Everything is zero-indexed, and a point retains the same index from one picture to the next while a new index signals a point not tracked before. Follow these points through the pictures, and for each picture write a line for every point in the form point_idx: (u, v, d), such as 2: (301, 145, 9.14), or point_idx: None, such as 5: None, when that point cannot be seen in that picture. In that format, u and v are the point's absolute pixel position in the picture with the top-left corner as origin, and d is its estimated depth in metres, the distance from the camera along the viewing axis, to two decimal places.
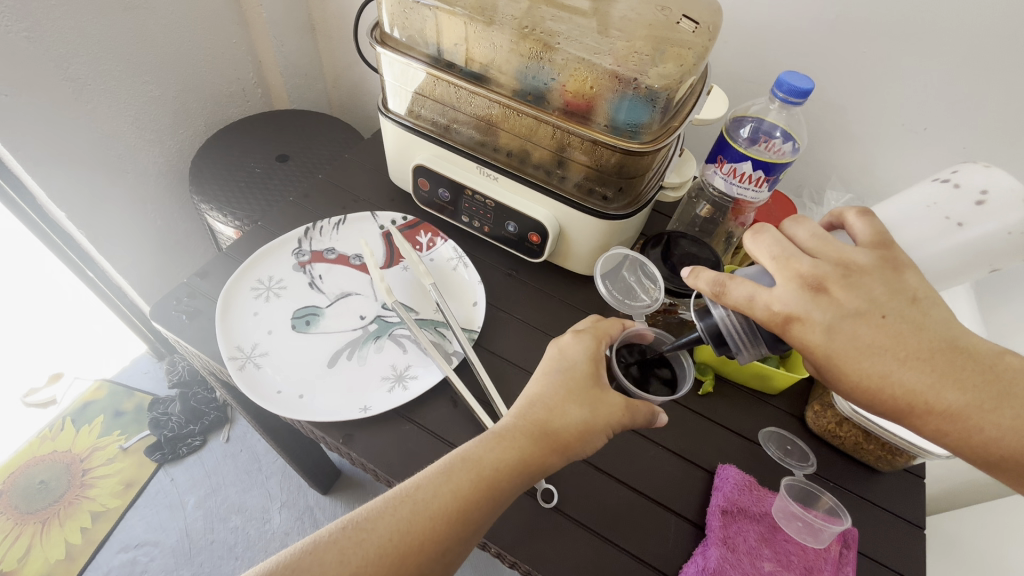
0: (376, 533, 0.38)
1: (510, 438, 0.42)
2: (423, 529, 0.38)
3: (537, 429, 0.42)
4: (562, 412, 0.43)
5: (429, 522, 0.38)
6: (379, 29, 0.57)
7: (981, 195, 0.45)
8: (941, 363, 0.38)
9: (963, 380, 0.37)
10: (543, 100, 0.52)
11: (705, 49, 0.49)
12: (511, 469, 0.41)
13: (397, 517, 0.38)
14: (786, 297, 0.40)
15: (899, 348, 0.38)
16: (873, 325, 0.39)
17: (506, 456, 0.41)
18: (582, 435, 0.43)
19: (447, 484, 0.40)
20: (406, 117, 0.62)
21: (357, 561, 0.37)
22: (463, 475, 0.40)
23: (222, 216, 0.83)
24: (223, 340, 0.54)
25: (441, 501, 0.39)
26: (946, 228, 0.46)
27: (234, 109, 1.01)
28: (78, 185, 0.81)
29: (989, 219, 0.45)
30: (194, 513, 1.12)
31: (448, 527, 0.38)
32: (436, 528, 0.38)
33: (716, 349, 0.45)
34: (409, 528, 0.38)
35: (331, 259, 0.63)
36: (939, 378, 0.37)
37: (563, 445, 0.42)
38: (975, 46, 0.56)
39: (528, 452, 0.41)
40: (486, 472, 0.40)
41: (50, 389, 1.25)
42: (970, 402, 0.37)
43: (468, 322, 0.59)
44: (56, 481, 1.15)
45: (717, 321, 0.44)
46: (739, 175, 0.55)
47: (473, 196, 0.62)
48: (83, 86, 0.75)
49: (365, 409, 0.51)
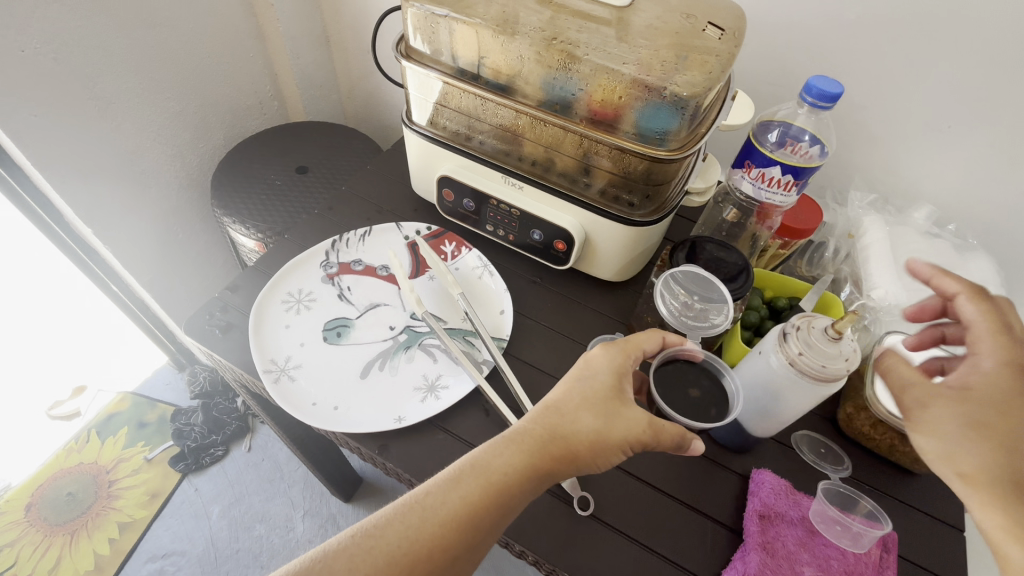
0: (385, 540, 0.38)
1: (520, 442, 0.42)
2: (429, 536, 0.38)
3: (547, 434, 0.43)
4: (574, 418, 0.44)
5: (437, 528, 0.39)
6: (403, 42, 0.58)
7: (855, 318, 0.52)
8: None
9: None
10: (569, 110, 0.53)
11: (732, 55, 0.49)
12: (520, 477, 0.41)
13: (405, 525, 0.39)
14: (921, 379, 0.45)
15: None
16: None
17: (516, 461, 0.41)
18: (591, 443, 0.43)
19: (457, 490, 0.40)
20: (428, 128, 0.63)
21: (365, 569, 0.37)
22: (473, 482, 0.40)
23: (244, 229, 0.85)
24: (258, 353, 0.55)
25: (451, 507, 0.39)
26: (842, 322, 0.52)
27: (252, 122, 1.03)
28: (103, 201, 0.83)
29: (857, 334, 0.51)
30: (219, 523, 1.14)
31: (456, 534, 0.39)
32: (445, 534, 0.39)
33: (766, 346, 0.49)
34: (419, 535, 0.38)
35: (358, 270, 0.64)
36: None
37: (573, 453, 0.43)
38: (999, 40, 0.55)
39: (538, 459, 0.42)
40: (496, 478, 0.41)
41: (74, 402, 1.28)
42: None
43: (497, 331, 0.60)
44: (84, 492, 1.16)
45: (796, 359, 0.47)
46: (767, 179, 0.55)
47: (498, 205, 0.62)
48: (108, 104, 0.76)
49: (400, 419, 0.52)
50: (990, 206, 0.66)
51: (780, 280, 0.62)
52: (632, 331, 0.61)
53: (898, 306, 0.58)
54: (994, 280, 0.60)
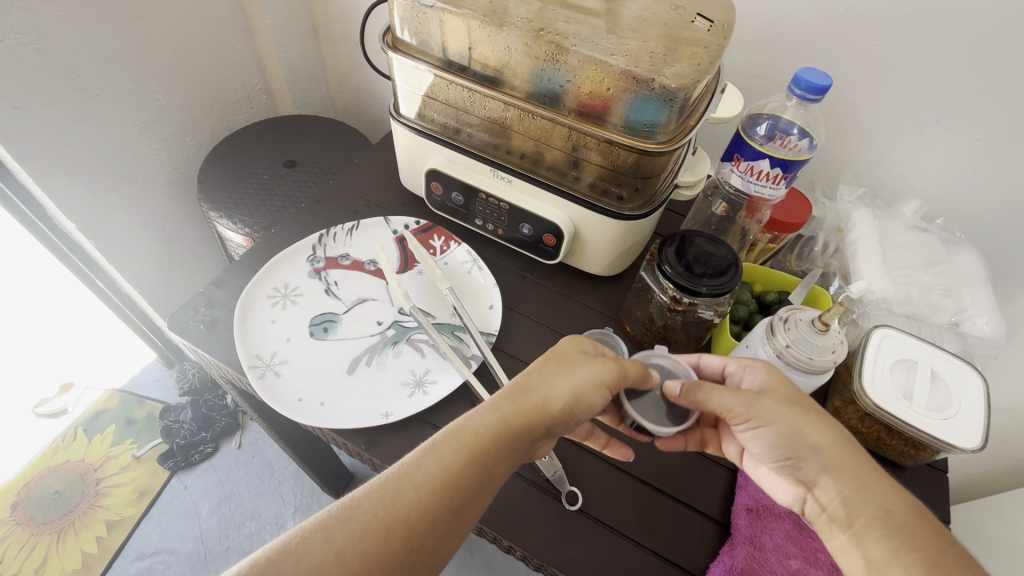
0: (362, 509, 0.36)
1: (493, 406, 0.41)
2: (406, 502, 0.37)
3: (520, 399, 0.42)
4: (546, 386, 0.43)
5: (413, 492, 0.37)
6: (390, 33, 0.57)
7: (837, 345, 0.43)
8: (922, 537, 0.36)
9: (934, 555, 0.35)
10: (557, 102, 0.52)
11: (721, 48, 0.49)
12: (494, 438, 0.40)
13: (382, 493, 0.37)
14: (745, 414, 0.42)
15: (854, 474, 0.39)
16: (817, 454, 0.40)
17: (490, 422, 0.40)
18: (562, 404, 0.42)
19: (431, 456, 0.38)
20: (416, 121, 0.62)
21: (343, 540, 0.35)
22: (447, 447, 0.39)
23: (232, 223, 0.84)
24: (243, 349, 0.54)
25: (426, 472, 0.38)
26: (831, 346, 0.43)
27: (240, 116, 1.01)
28: (87, 195, 0.81)
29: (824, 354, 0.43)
30: (209, 520, 1.13)
31: (434, 500, 0.37)
32: (422, 499, 0.37)
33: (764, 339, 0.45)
34: (395, 502, 0.37)
35: (346, 265, 0.63)
36: (882, 527, 0.37)
37: (546, 415, 0.42)
38: (988, 35, 0.55)
39: (512, 423, 0.41)
40: (471, 440, 0.39)
41: (61, 398, 1.26)
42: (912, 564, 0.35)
43: (486, 326, 0.59)
44: (71, 491, 1.15)
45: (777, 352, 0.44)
46: (757, 172, 0.54)
47: (487, 199, 0.61)
48: (91, 96, 0.75)
49: (387, 415, 0.51)
50: (977, 200, 0.66)
51: (771, 275, 0.62)
52: (622, 325, 0.61)
53: (885, 300, 0.58)
54: (981, 274, 0.60)
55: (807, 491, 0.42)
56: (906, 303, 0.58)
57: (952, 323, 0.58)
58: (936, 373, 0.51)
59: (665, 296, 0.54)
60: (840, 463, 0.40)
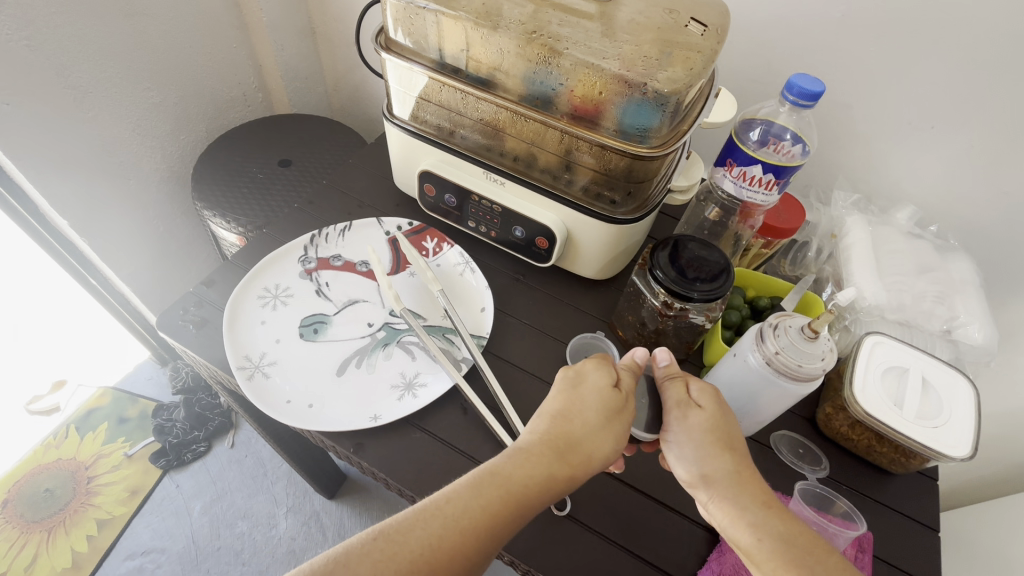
0: (408, 545, 0.37)
1: (540, 455, 0.41)
2: (451, 549, 0.37)
3: (563, 446, 0.42)
4: (589, 433, 0.43)
5: (461, 537, 0.37)
6: (383, 34, 0.56)
7: (827, 353, 0.42)
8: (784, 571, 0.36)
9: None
10: (550, 105, 0.52)
11: (714, 52, 0.49)
12: (540, 489, 0.40)
13: (429, 531, 0.37)
14: (669, 425, 0.44)
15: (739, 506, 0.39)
16: (711, 484, 0.41)
17: (537, 474, 0.40)
18: (602, 456, 0.43)
19: (477, 499, 0.39)
20: (410, 122, 0.62)
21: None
22: (493, 492, 0.39)
23: (225, 222, 0.83)
24: (231, 350, 0.54)
25: (473, 517, 0.38)
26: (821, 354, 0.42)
27: (235, 113, 1.01)
28: (80, 192, 0.81)
29: (813, 362, 0.41)
30: (200, 519, 1.13)
31: (479, 543, 0.38)
32: (466, 542, 0.37)
33: (753, 347, 0.44)
34: (441, 543, 0.37)
35: (337, 265, 0.63)
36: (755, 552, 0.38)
37: (587, 466, 0.42)
38: (984, 41, 0.55)
39: (556, 470, 0.41)
40: (516, 492, 0.39)
41: (53, 396, 1.26)
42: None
43: (477, 329, 0.59)
44: (62, 489, 1.15)
45: (765, 359, 0.43)
46: (749, 178, 0.54)
47: (479, 201, 0.61)
48: (84, 93, 0.74)
49: (375, 418, 0.51)
50: (971, 207, 0.66)
51: (764, 281, 0.62)
52: (614, 329, 0.61)
53: (877, 307, 0.57)
54: (974, 282, 0.60)
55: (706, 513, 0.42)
56: (898, 310, 0.58)
57: (944, 330, 0.57)
58: (926, 381, 0.51)
59: (657, 301, 0.53)
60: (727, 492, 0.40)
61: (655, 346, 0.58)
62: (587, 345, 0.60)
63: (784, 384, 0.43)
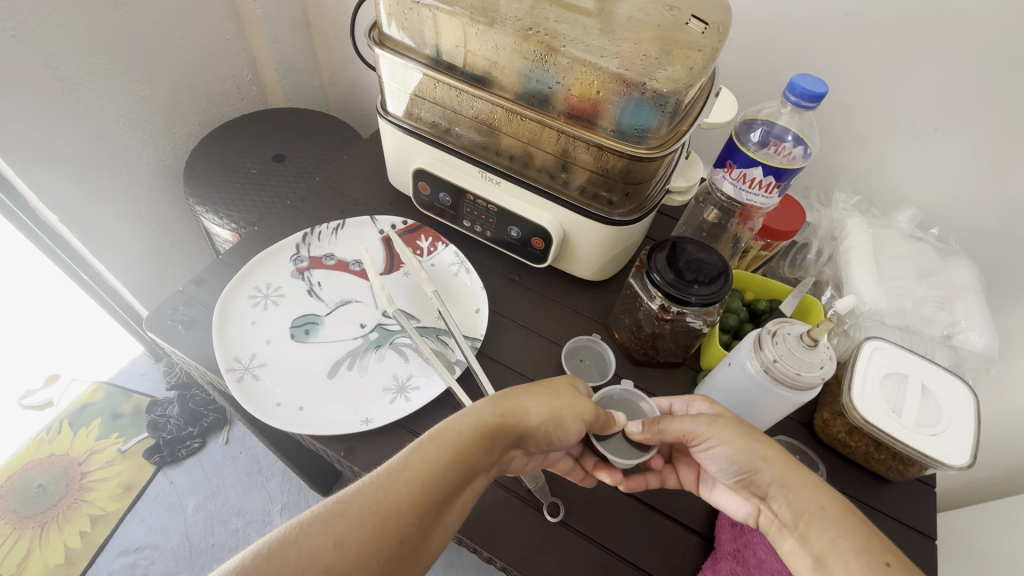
0: (355, 502, 0.34)
1: (473, 408, 0.40)
2: (398, 499, 0.35)
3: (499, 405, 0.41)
4: (523, 393, 0.43)
5: (406, 488, 0.35)
6: (376, 28, 0.55)
7: (824, 364, 0.41)
8: (866, 531, 0.36)
9: (865, 542, 0.35)
10: (547, 104, 0.50)
11: (715, 51, 0.47)
12: (477, 437, 0.39)
13: (375, 486, 0.35)
14: (704, 433, 0.42)
15: (797, 480, 0.39)
16: (768, 467, 0.40)
17: (472, 422, 0.39)
18: (535, 411, 0.42)
19: (417, 453, 0.37)
20: (404, 119, 0.60)
21: (341, 532, 0.33)
22: (433, 444, 0.38)
23: (218, 218, 0.82)
24: (220, 351, 0.53)
25: (415, 467, 0.36)
26: (818, 364, 0.41)
27: (229, 107, 0.99)
28: (71, 187, 0.80)
29: (810, 372, 0.40)
30: (195, 516, 1.12)
31: (425, 493, 0.36)
32: (412, 492, 0.36)
33: (749, 353, 0.43)
34: (387, 495, 0.35)
35: (329, 265, 0.62)
36: (822, 523, 0.36)
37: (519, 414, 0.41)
38: (989, 41, 0.54)
39: (494, 425, 0.40)
40: (455, 439, 0.38)
41: (47, 390, 1.25)
42: (848, 553, 0.35)
43: (471, 330, 0.58)
44: (55, 484, 1.14)
45: (761, 364, 0.42)
46: (749, 180, 0.53)
47: (475, 200, 0.60)
48: (73, 85, 0.73)
49: (367, 422, 0.50)
50: (974, 210, 0.65)
51: (762, 283, 0.61)
52: (611, 332, 0.60)
53: (877, 312, 0.57)
54: (975, 286, 0.60)
55: (761, 504, 0.41)
56: (898, 315, 0.57)
57: (944, 336, 0.57)
58: (925, 388, 0.50)
59: (654, 304, 0.53)
60: (787, 471, 0.39)
61: (652, 349, 0.57)
62: (582, 348, 0.60)
63: (778, 391, 0.42)
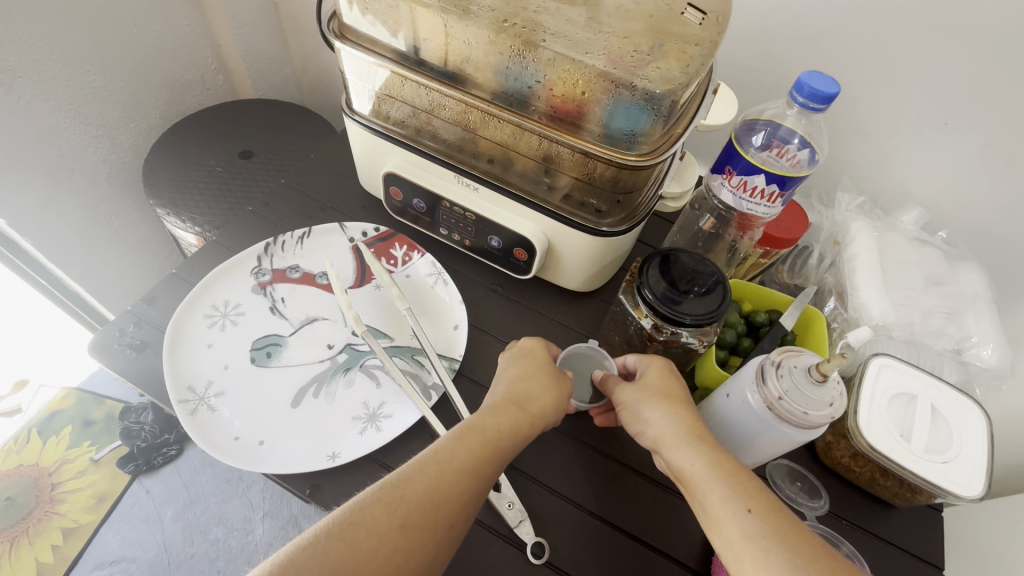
0: (412, 490, 0.36)
1: (503, 406, 0.42)
2: (450, 487, 0.37)
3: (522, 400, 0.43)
4: (537, 386, 0.44)
5: (456, 479, 0.37)
6: (337, 19, 0.49)
7: (834, 401, 0.37)
8: (741, 476, 0.37)
9: (732, 487, 0.36)
10: (526, 105, 0.45)
11: (714, 45, 0.42)
12: (511, 432, 0.41)
13: (428, 475, 0.37)
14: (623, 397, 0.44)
15: (681, 438, 0.40)
16: (653, 426, 0.41)
17: (506, 420, 0.41)
18: (555, 407, 0.44)
19: (461, 446, 0.39)
20: (372, 118, 0.55)
21: (403, 515, 0.35)
22: (474, 440, 0.39)
23: (181, 222, 0.76)
24: (171, 380, 0.48)
25: (462, 460, 0.38)
26: (827, 401, 0.37)
27: (193, 98, 0.93)
28: (18, 190, 0.73)
29: (819, 410, 0.37)
30: (172, 525, 1.10)
31: (473, 484, 0.38)
32: (464, 483, 0.37)
33: (750, 385, 0.40)
34: (442, 485, 0.37)
35: (294, 278, 0.57)
36: (699, 473, 0.38)
37: (540, 408, 0.43)
38: (1014, 30, 0.49)
39: (523, 420, 0.42)
40: (492, 435, 0.40)
41: (14, 397, 1.16)
42: (716, 500, 0.36)
43: (448, 349, 0.54)
44: (24, 497, 1.05)
45: (763, 400, 0.38)
46: (750, 189, 0.49)
47: (451, 207, 0.55)
48: (11, 78, 0.66)
49: (334, 456, 0.46)
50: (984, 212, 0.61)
51: (763, 294, 0.57)
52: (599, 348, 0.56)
53: (884, 326, 0.53)
54: (986, 295, 0.56)
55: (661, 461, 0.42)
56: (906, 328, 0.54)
57: (954, 350, 0.53)
58: (936, 411, 0.47)
59: (647, 323, 0.48)
60: (673, 432, 0.40)
61: None
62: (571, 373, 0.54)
63: (783, 429, 0.38)
